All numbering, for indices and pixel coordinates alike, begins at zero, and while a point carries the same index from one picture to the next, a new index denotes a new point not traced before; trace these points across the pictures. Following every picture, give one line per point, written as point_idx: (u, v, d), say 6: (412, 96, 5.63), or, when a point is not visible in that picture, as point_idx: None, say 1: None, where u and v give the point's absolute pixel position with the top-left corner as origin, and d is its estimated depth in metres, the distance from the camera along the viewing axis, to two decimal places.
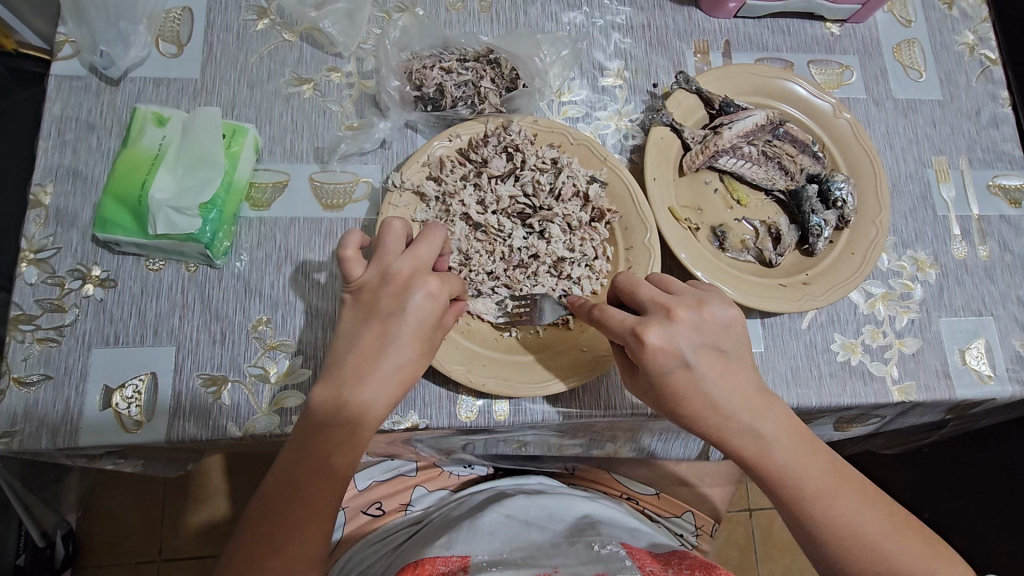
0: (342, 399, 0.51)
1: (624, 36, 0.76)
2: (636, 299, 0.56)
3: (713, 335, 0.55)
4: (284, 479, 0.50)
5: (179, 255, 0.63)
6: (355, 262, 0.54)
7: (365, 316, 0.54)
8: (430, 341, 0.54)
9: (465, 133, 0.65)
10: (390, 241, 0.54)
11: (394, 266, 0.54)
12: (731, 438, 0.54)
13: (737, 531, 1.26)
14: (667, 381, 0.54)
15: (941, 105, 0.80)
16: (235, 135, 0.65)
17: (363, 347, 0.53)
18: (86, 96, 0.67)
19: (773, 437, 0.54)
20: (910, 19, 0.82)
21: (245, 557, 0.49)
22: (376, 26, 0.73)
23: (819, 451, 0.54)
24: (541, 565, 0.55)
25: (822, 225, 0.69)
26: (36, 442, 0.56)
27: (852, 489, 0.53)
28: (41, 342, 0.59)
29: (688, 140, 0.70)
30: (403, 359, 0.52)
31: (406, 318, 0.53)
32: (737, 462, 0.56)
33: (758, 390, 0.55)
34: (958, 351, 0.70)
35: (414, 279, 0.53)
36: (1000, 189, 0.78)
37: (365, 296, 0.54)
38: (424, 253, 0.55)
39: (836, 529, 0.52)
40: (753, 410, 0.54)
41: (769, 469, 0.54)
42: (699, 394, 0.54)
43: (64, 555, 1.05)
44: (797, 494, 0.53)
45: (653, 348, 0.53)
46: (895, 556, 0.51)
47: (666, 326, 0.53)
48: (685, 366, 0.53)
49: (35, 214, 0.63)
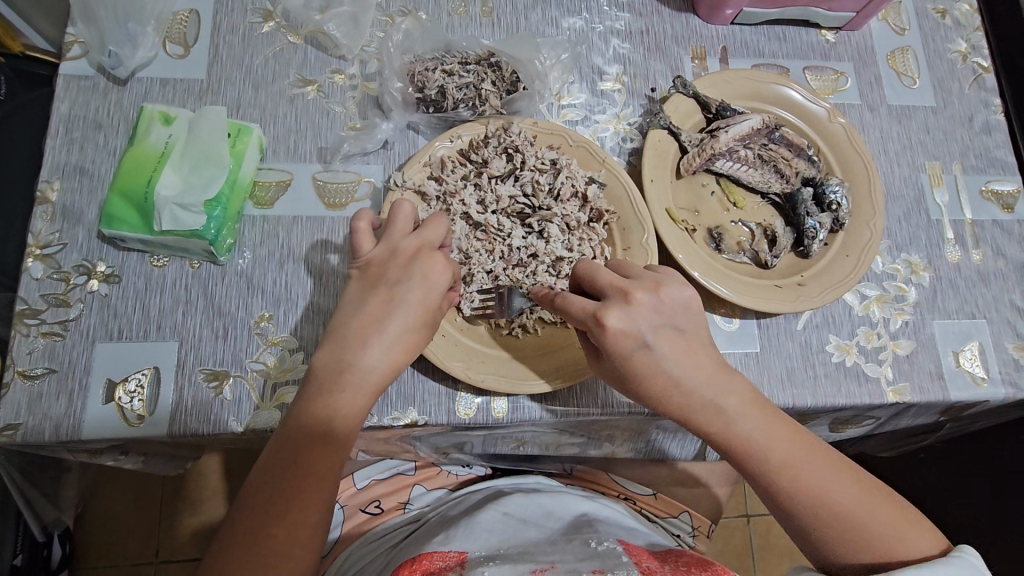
0: (343, 367, 0.52)
1: (622, 41, 0.78)
2: (595, 282, 0.58)
3: (668, 314, 0.56)
4: (285, 447, 0.50)
5: (184, 252, 0.63)
6: (365, 236, 0.57)
7: (372, 286, 0.55)
8: (434, 315, 0.55)
9: (466, 134, 0.67)
10: (399, 222, 0.57)
11: (403, 243, 0.56)
12: (696, 416, 0.55)
13: (734, 536, 1.26)
14: (632, 362, 0.54)
15: (935, 111, 0.81)
16: (240, 134, 0.66)
17: (370, 312, 0.53)
18: (94, 96, 0.68)
19: (737, 412, 0.54)
20: (904, 27, 0.84)
21: (238, 535, 0.48)
22: (380, 29, 0.74)
23: (784, 425, 0.55)
24: (538, 561, 0.56)
25: (817, 228, 0.70)
26: (40, 435, 0.57)
27: (822, 459, 0.54)
28: (45, 336, 0.60)
29: (686, 143, 0.71)
30: (408, 328, 0.53)
31: (413, 289, 0.54)
32: (708, 441, 0.56)
33: (718, 367, 0.56)
34: (952, 354, 0.71)
35: (420, 255, 0.55)
36: (992, 194, 0.79)
37: (372, 270, 0.55)
38: (429, 235, 0.57)
39: (808, 501, 0.53)
40: (713, 383, 0.55)
41: (735, 445, 0.54)
42: (659, 372, 0.55)
43: (61, 557, 1.06)
44: (766, 468, 0.54)
45: (612, 331, 0.53)
46: (872, 528, 0.52)
47: (624, 309, 0.54)
48: (644, 346, 0.54)
49: (41, 210, 0.64)
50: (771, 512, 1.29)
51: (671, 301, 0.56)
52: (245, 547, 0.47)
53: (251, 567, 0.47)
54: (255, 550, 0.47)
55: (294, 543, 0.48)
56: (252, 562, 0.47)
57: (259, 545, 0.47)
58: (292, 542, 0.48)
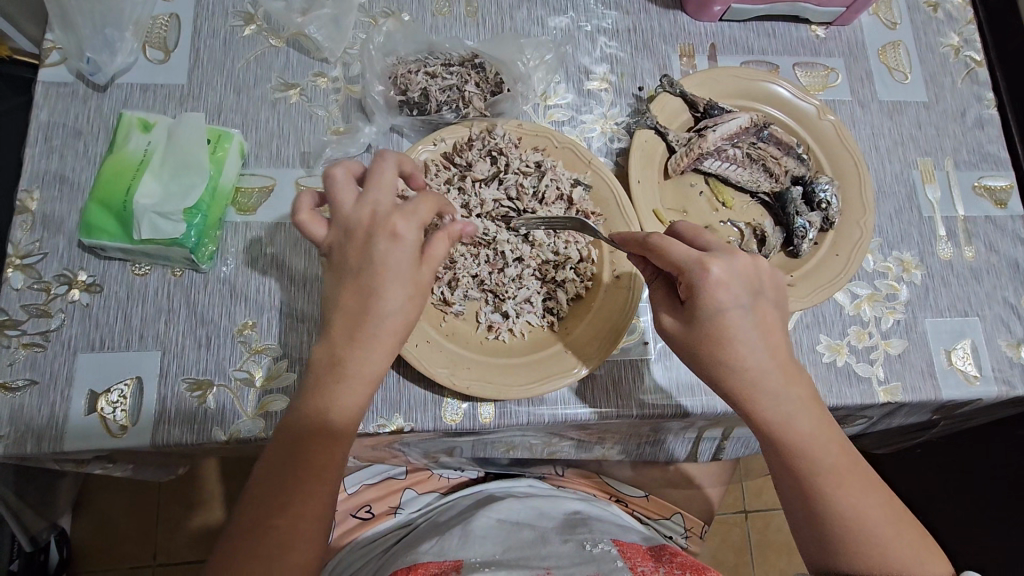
0: (337, 358, 0.51)
1: (610, 39, 0.77)
2: (698, 243, 0.57)
3: (764, 279, 0.55)
4: (289, 437, 0.50)
5: (165, 260, 0.63)
6: (314, 223, 0.54)
7: (339, 277, 0.52)
8: (418, 281, 0.52)
9: (450, 137, 0.66)
10: (342, 195, 0.53)
11: (353, 219, 0.52)
12: (760, 402, 0.54)
13: (731, 533, 1.26)
14: (721, 318, 0.53)
15: (927, 106, 0.80)
16: (221, 140, 0.65)
17: (343, 300, 0.52)
18: (73, 102, 0.68)
19: (800, 408, 0.54)
20: (894, 21, 0.83)
21: (246, 523, 0.48)
22: (362, 30, 0.73)
23: (835, 430, 0.55)
24: (534, 568, 0.55)
25: (807, 227, 0.69)
26: (22, 447, 0.57)
27: (861, 471, 0.54)
28: (26, 347, 0.60)
29: (673, 143, 0.70)
30: (389, 302, 0.51)
31: (376, 266, 0.51)
32: (757, 429, 0.55)
33: (792, 362, 0.56)
34: (944, 352, 0.70)
35: (373, 227, 0.52)
36: (985, 190, 0.78)
37: (335, 256, 0.53)
38: (379, 198, 0.53)
39: (841, 509, 0.52)
40: (787, 378, 0.54)
41: (786, 438, 0.54)
42: (742, 348, 0.53)
43: (58, 561, 1.07)
44: (811, 466, 0.53)
45: (714, 279, 0.53)
46: (891, 546, 0.52)
47: (727, 262, 0.54)
48: (739, 307, 0.54)
49: (22, 219, 0.64)
50: (768, 508, 1.28)
51: (766, 269, 0.56)
52: (249, 531, 0.48)
53: (255, 556, 0.47)
54: (260, 540, 0.47)
55: (298, 536, 0.48)
56: (258, 552, 0.47)
57: (263, 535, 0.47)
58: (296, 534, 0.48)
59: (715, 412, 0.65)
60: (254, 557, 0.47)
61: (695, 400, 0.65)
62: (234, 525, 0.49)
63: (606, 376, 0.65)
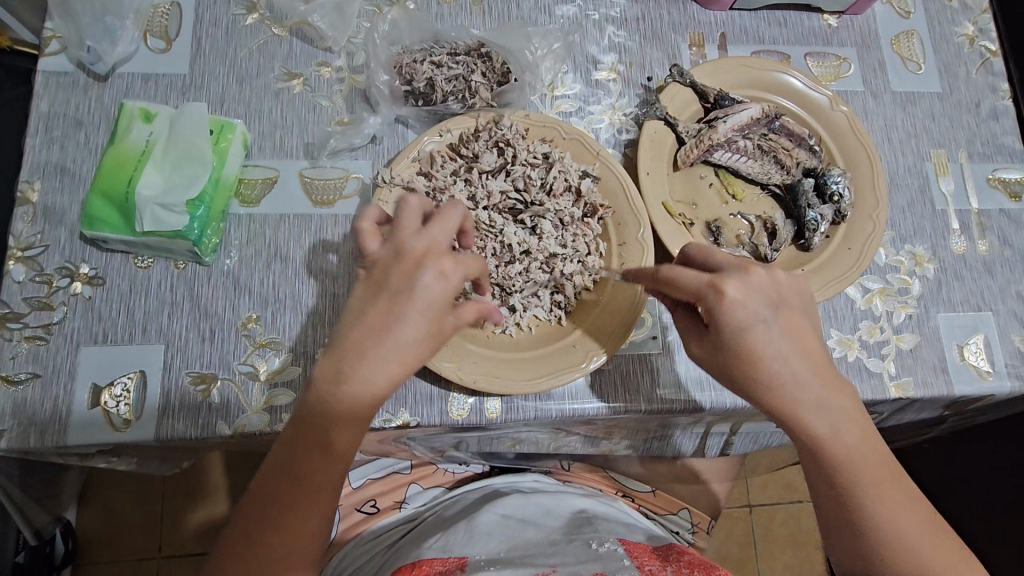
0: (341, 375, 0.49)
1: (618, 29, 0.75)
2: (708, 262, 0.56)
3: (784, 292, 0.54)
4: (282, 458, 0.49)
5: (168, 253, 0.62)
6: (371, 236, 0.53)
7: (373, 293, 0.51)
8: (439, 322, 0.51)
9: (456, 128, 0.65)
10: (405, 220, 0.52)
11: (409, 244, 0.51)
12: (802, 416, 0.52)
13: (736, 527, 1.26)
14: (747, 336, 0.52)
15: (941, 97, 0.79)
16: (223, 131, 0.64)
17: (371, 321, 0.50)
18: (74, 92, 0.67)
19: (842, 422, 0.52)
20: (908, 10, 0.81)
21: (241, 539, 0.49)
22: (366, 19, 0.72)
23: (881, 444, 0.53)
24: (539, 565, 0.54)
25: (818, 220, 0.68)
26: (24, 441, 0.56)
27: (904, 487, 0.52)
28: (28, 341, 0.59)
29: (683, 134, 0.69)
30: (409, 337, 0.50)
31: (413, 295, 0.50)
32: (798, 442, 0.53)
33: (833, 376, 0.54)
34: (957, 347, 0.69)
35: (425, 258, 0.51)
36: (999, 182, 0.77)
37: (377, 272, 0.51)
38: (438, 235, 0.52)
39: (881, 527, 0.51)
40: (830, 392, 0.53)
41: (829, 454, 0.52)
42: (775, 362, 0.52)
43: (64, 553, 1.07)
44: (853, 483, 0.51)
45: (729, 300, 0.52)
46: (931, 566, 0.50)
47: (744, 279, 0.52)
48: (764, 324, 0.52)
49: (23, 211, 0.63)
50: (773, 502, 1.28)
51: (785, 277, 0.55)
52: (244, 545, 0.48)
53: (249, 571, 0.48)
54: (254, 557, 0.48)
55: (291, 555, 0.48)
56: (251, 569, 0.48)
57: (255, 554, 0.48)
58: (290, 553, 0.48)
59: (724, 406, 0.64)
60: (247, 572, 0.48)
61: (704, 395, 0.64)
62: (230, 534, 0.50)
63: (614, 371, 0.64)
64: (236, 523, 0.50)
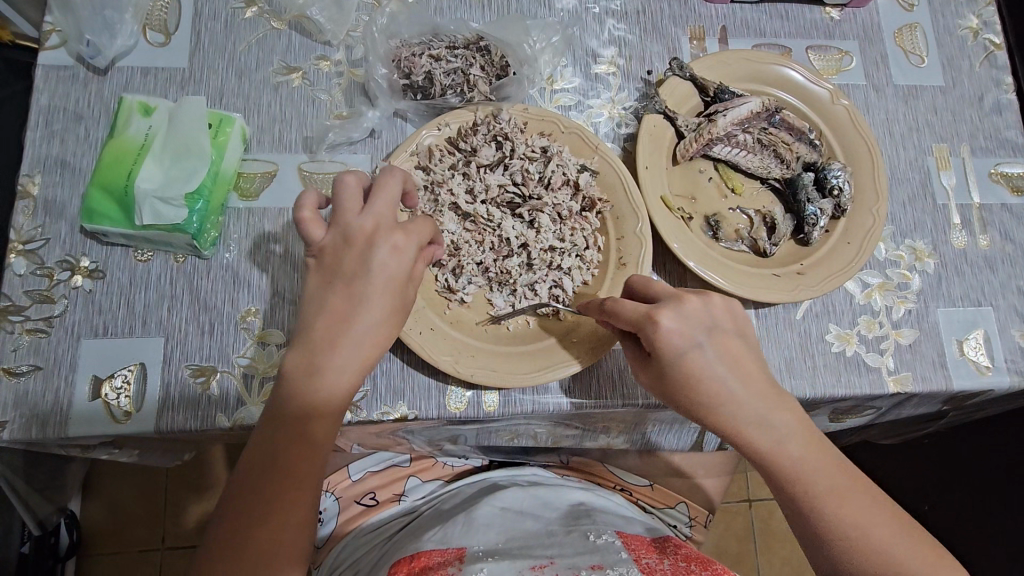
0: (314, 369, 0.50)
1: (618, 22, 0.75)
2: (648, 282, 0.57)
3: (719, 317, 0.55)
4: (258, 459, 0.49)
5: (167, 246, 0.62)
6: (314, 224, 0.53)
7: (328, 280, 0.52)
8: (403, 296, 0.53)
9: (454, 122, 0.65)
10: (346, 200, 0.53)
11: (355, 224, 0.52)
12: (745, 430, 0.54)
13: (735, 521, 1.26)
14: (682, 362, 0.53)
15: (943, 91, 0.78)
16: (222, 125, 0.64)
17: (335, 307, 0.52)
18: (73, 86, 0.67)
19: (786, 432, 0.54)
20: (912, 3, 0.81)
21: (219, 548, 0.48)
22: (365, 13, 0.72)
23: (828, 448, 0.54)
24: (537, 557, 0.54)
25: (818, 214, 0.67)
26: (27, 433, 0.57)
27: (861, 487, 0.53)
28: (30, 333, 0.59)
29: (682, 128, 0.69)
30: (376, 318, 0.52)
31: (371, 276, 0.52)
32: (749, 457, 0.55)
33: (774, 389, 0.55)
34: (956, 342, 0.69)
35: (377, 236, 0.52)
36: (1001, 177, 0.76)
37: (327, 259, 0.53)
38: (382, 210, 0.53)
39: (846, 530, 0.51)
40: (771, 404, 0.54)
41: (779, 466, 0.53)
42: (713, 379, 0.54)
43: (69, 544, 1.08)
44: (807, 491, 0.52)
45: (667, 331, 0.53)
46: (903, 561, 0.50)
47: (677, 308, 0.54)
48: (697, 348, 0.54)
49: (23, 205, 0.63)
50: (773, 497, 1.28)
51: (719, 304, 0.56)
52: (227, 550, 0.47)
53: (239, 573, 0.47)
54: (241, 558, 0.47)
55: (281, 551, 0.48)
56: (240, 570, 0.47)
57: (244, 556, 0.47)
58: (279, 549, 0.48)
59: None
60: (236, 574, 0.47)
61: None
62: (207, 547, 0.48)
63: (612, 365, 0.64)
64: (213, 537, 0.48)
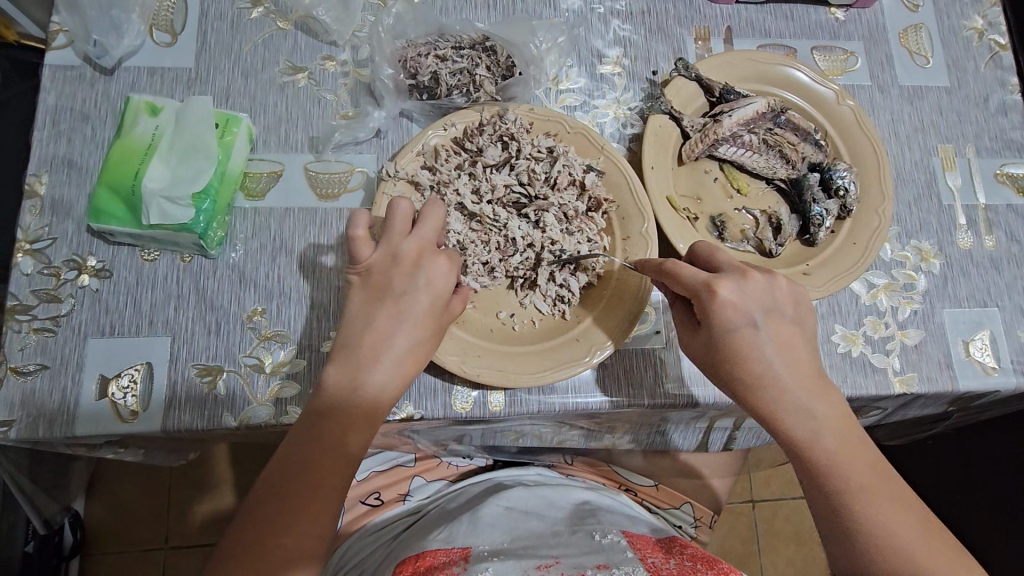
0: (356, 378, 0.51)
1: (623, 22, 0.75)
2: (712, 262, 0.58)
3: (780, 299, 0.56)
4: (292, 456, 0.49)
5: (173, 246, 0.62)
6: (363, 243, 0.55)
7: (376, 297, 0.53)
8: (440, 321, 0.54)
9: (460, 122, 0.65)
10: (396, 222, 0.54)
11: (403, 248, 0.54)
12: (784, 416, 0.54)
13: (738, 522, 1.26)
14: (733, 337, 0.54)
15: (949, 92, 0.78)
16: (228, 125, 0.64)
17: (377, 326, 0.52)
18: (80, 86, 0.67)
19: (825, 422, 0.54)
20: (917, 3, 0.81)
21: (244, 543, 0.47)
22: (371, 13, 0.72)
23: (867, 445, 0.53)
24: (542, 556, 0.54)
25: (823, 215, 0.67)
26: (34, 432, 0.57)
27: (894, 488, 0.52)
28: (37, 332, 0.59)
29: (687, 128, 0.69)
30: (414, 339, 0.53)
31: (417, 297, 0.53)
32: (784, 444, 0.55)
33: (821, 379, 0.56)
34: (962, 343, 0.69)
35: (423, 260, 0.54)
36: (1007, 177, 0.76)
37: (374, 277, 0.54)
38: (428, 235, 0.55)
39: (872, 526, 0.50)
40: (814, 392, 0.54)
41: (813, 454, 0.53)
42: (760, 359, 0.54)
43: (73, 543, 1.09)
44: (839, 482, 0.52)
45: (724, 300, 0.54)
46: (927, 565, 0.49)
47: (737, 283, 0.55)
48: (751, 325, 0.54)
49: (29, 204, 0.63)
50: (776, 498, 1.28)
51: (784, 288, 0.57)
52: (249, 547, 0.47)
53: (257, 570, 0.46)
54: (262, 555, 0.47)
55: (298, 554, 0.47)
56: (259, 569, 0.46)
57: (265, 553, 0.47)
58: (296, 552, 0.47)
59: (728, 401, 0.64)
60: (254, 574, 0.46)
61: (707, 390, 0.64)
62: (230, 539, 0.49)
63: (617, 365, 0.64)
64: (240, 524, 0.49)
